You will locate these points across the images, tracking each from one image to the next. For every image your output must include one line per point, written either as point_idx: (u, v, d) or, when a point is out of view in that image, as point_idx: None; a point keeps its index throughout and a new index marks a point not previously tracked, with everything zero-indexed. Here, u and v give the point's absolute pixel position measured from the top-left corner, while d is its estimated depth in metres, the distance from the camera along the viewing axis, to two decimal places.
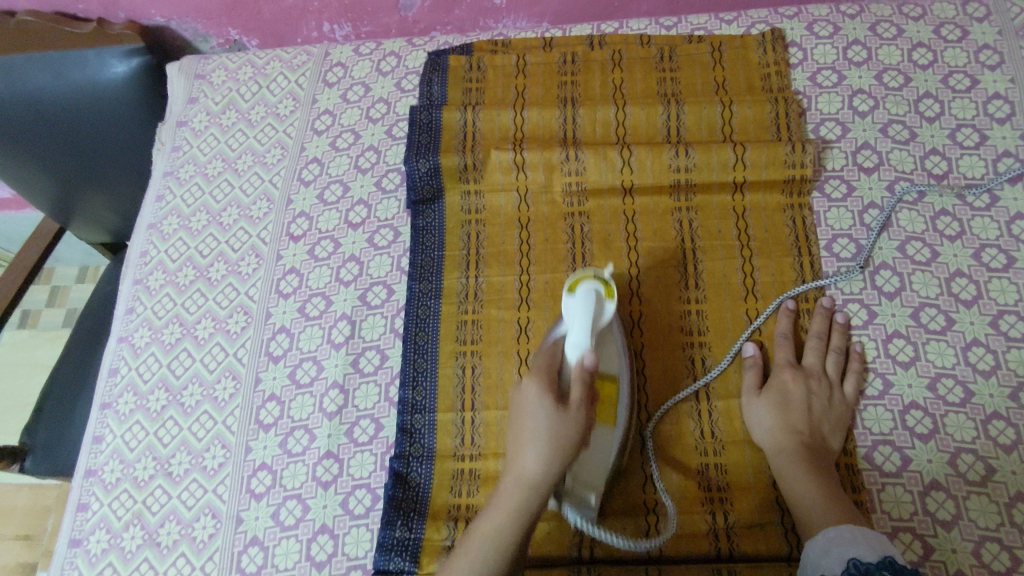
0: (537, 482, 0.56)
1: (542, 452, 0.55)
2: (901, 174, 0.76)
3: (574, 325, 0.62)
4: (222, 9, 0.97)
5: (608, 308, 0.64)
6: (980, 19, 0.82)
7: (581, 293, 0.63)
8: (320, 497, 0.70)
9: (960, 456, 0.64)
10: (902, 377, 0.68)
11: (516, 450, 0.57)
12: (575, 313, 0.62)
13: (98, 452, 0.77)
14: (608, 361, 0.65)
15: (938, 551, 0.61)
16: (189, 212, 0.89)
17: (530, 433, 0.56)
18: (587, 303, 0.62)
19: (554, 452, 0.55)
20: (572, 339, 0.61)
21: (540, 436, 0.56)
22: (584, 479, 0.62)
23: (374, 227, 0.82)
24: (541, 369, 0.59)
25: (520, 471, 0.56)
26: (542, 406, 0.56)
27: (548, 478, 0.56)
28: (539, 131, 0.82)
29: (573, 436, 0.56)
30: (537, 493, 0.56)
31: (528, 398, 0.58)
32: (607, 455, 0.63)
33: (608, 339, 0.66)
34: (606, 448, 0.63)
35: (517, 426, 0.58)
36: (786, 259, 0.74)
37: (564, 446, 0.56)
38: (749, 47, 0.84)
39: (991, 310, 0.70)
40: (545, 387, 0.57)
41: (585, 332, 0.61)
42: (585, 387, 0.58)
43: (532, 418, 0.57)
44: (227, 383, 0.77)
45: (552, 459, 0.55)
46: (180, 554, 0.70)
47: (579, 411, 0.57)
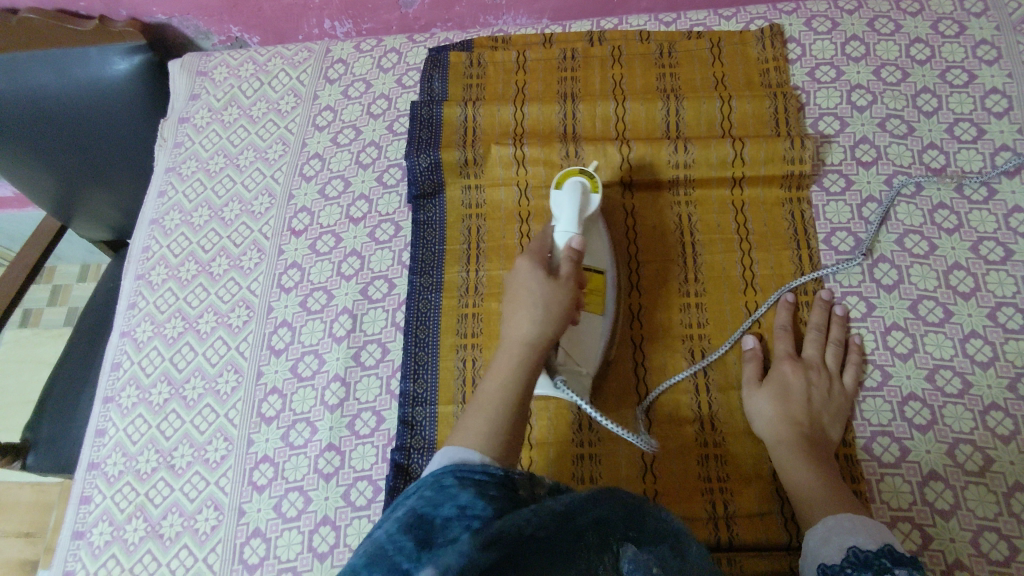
0: (536, 339, 0.57)
1: (538, 314, 0.57)
2: (899, 168, 0.77)
3: (563, 214, 0.67)
4: (223, 7, 0.97)
5: (594, 200, 0.69)
6: (978, 14, 0.83)
7: (569, 186, 0.69)
8: (322, 489, 0.70)
9: (958, 446, 0.65)
10: (901, 368, 0.69)
11: (510, 318, 0.58)
12: (562, 203, 0.68)
13: (101, 445, 0.77)
14: (593, 256, 0.70)
15: (936, 540, 0.62)
16: (191, 207, 0.89)
17: (525, 298, 0.58)
18: (574, 193, 0.68)
19: (549, 313, 0.57)
20: (560, 226, 0.66)
21: (534, 300, 0.58)
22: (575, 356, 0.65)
23: (375, 221, 0.82)
24: (533, 249, 0.63)
25: (515, 333, 0.57)
26: (535, 275, 0.59)
27: (546, 337, 0.57)
28: (539, 126, 0.83)
29: (564, 299, 0.58)
30: (537, 349, 0.57)
31: (521, 271, 0.60)
32: (594, 339, 0.68)
33: (592, 236, 0.71)
34: (594, 332, 0.68)
35: (510, 298, 0.60)
36: (785, 252, 0.74)
37: (556, 306, 0.58)
38: (747, 42, 0.85)
39: (989, 302, 0.70)
40: (537, 260, 0.61)
41: (575, 216, 0.66)
42: (574, 261, 0.61)
43: (527, 286, 0.59)
44: (229, 377, 0.77)
45: (547, 318, 0.57)
46: (183, 546, 0.70)
47: (569, 278, 0.60)
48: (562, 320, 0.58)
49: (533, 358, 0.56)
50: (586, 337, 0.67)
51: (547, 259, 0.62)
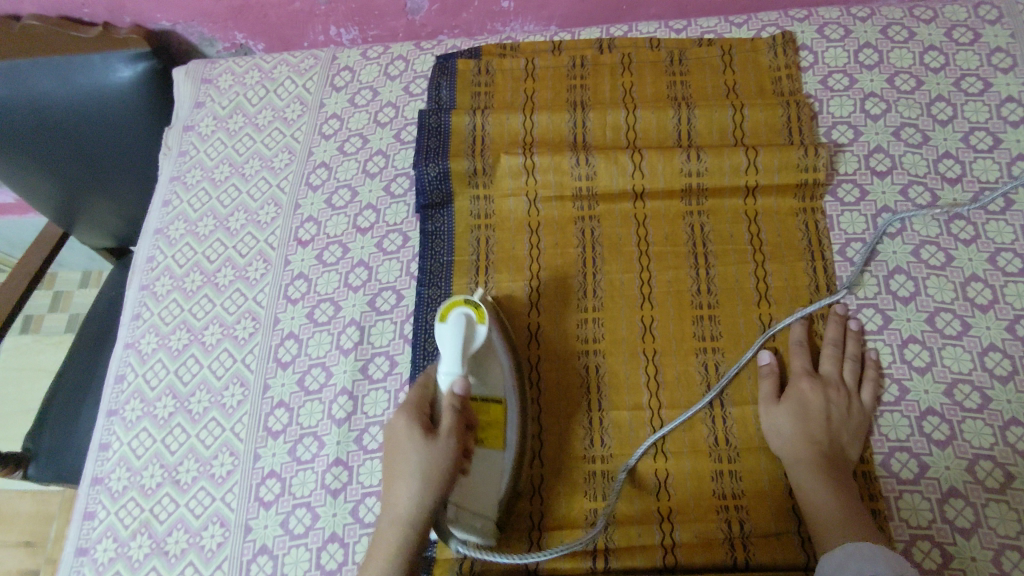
0: (412, 513, 0.57)
1: (415, 487, 0.57)
2: (914, 178, 0.76)
3: (445, 353, 0.64)
4: (228, 13, 0.96)
5: (480, 332, 0.65)
6: (992, 22, 0.82)
7: (453, 319, 0.65)
8: (330, 505, 0.69)
9: (978, 463, 0.64)
10: (919, 382, 0.67)
11: (391, 490, 0.58)
12: (444, 341, 0.65)
13: (105, 459, 0.76)
14: (487, 386, 0.67)
15: (957, 559, 0.61)
16: (196, 217, 0.88)
17: (403, 470, 0.58)
18: (456, 331, 0.64)
19: (426, 487, 0.57)
20: (443, 368, 0.63)
21: (411, 471, 0.57)
22: (470, 508, 0.63)
23: (383, 232, 0.81)
24: (411, 406, 0.61)
25: (392, 507, 0.58)
26: (412, 439, 0.59)
27: (424, 509, 0.57)
28: (549, 135, 0.82)
29: (442, 466, 0.58)
30: (415, 527, 0.57)
31: (401, 433, 0.60)
32: (493, 481, 0.64)
33: (487, 361, 0.67)
34: (494, 469, 0.65)
35: (390, 464, 0.59)
36: (799, 263, 0.73)
37: (436, 475, 0.57)
38: (759, 50, 0.84)
39: (1007, 314, 0.69)
40: (415, 420, 0.60)
41: (455, 361, 0.63)
42: (457, 410, 0.60)
43: (403, 452, 0.59)
44: (235, 390, 0.76)
45: (424, 491, 0.57)
46: (189, 563, 0.69)
47: (448, 439, 0.59)
48: (442, 486, 0.58)
49: (411, 535, 0.57)
50: (483, 482, 0.64)
51: (427, 414, 0.61)
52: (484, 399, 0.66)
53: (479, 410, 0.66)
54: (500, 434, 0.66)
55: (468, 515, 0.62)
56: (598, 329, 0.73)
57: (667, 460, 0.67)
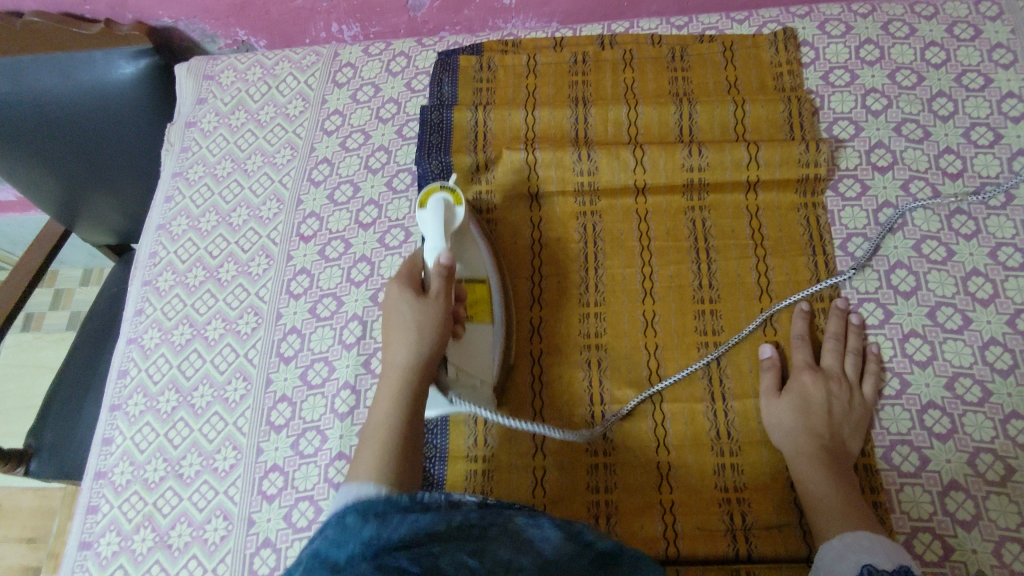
0: (413, 362, 0.59)
1: (412, 337, 0.60)
2: (915, 173, 0.76)
3: (429, 233, 0.69)
4: (231, 10, 0.96)
5: (459, 213, 0.70)
6: (993, 18, 0.82)
7: (433, 204, 0.70)
8: (333, 498, 0.69)
9: (979, 456, 0.64)
10: (920, 376, 0.68)
11: (388, 348, 0.60)
12: (428, 224, 0.69)
13: (108, 454, 0.76)
14: (470, 267, 0.71)
15: (957, 552, 0.61)
16: (198, 212, 0.88)
17: (400, 327, 0.60)
18: (436, 211, 0.69)
19: (422, 335, 0.60)
20: (429, 246, 0.68)
21: (406, 325, 0.60)
22: (466, 370, 0.67)
23: (385, 227, 0.82)
24: (400, 274, 0.64)
25: (391, 361, 0.59)
26: (404, 300, 0.61)
27: (424, 356, 0.59)
28: (550, 131, 0.82)
29: (436, 319, 0.61)
30: (416, 371, 0.59)
31: (393, 297, 0.62)
32: (485, 348, 0.69)
33: (468, 245, 0.72)
34: (484, 340, 0.69)
35: (386, 328, 0.62)
36: (800, 258, 0.74)
37: (430, 326, 0.60)
38: (760, 46, 0.84)
39: (1008, 309, 0.69)
40: (405, 283, 0.63)
41: (439, 237, 0.68)
42: (445, 274, 0.63)
43: (397, 312, 0.61)
44: (238, 385, 0.76)
45: (421, 340, 0.60)
46: (192, 556, 0.69)
47: (438, 298, 0.62)
48: (438, 336, 0.61)
49: (413, 379, 0.59)
50: (475, 351, 0.68)
51: (416, 279, 0.64)
52: (470, 279, 0.71)
53: (466, 288, 0.70)
54: (487, 308, 0.70)
55: (464, 378, 0.66)
56: (600, 323, 0.73)
57: (669, 453, 0.67)
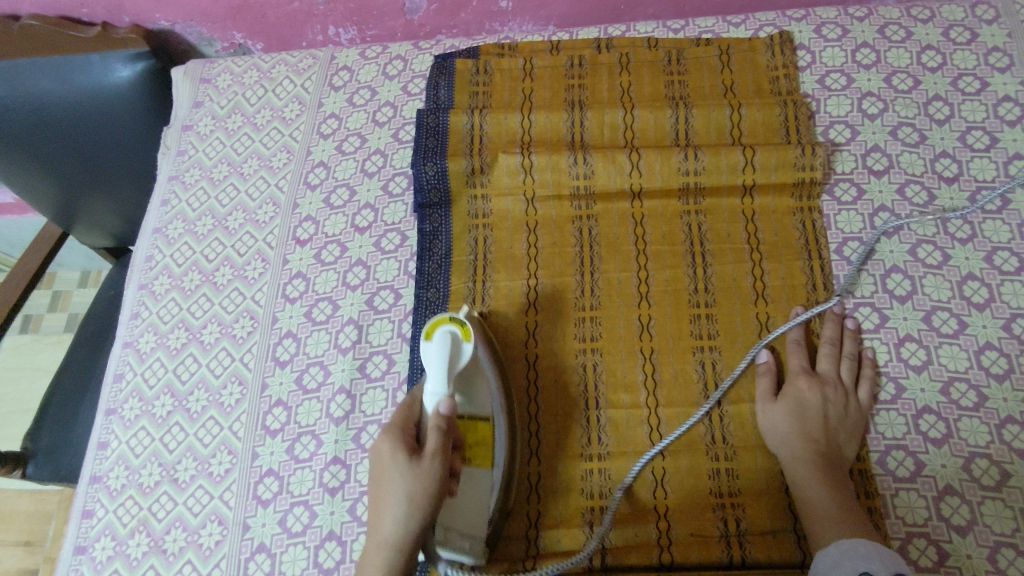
0: (398, 540, 0.56)
1: (400, 512, 0.57)
2: (911, 177, 0.76)
3: (431, 372, 0.63)
4: (227, 13, 0.96)
5: (466, 350, 0.64)
6: (989, 21, 0.82)
7: (438, 338, 0.64)
8: (327, 503, 0.69)
9: (974, 461, 0.64)
10: (915, 381, 0.68)
11: (377, 514, 0.58)
12: (430, 360, 0.63)
13: (103, 458, 0.76)
14: (474, 403, 0.66)
15: (952, 557, 0.61)
16: (194, 216, 0.88)
17: (389, 496, 0.57)
18: (441, 349, 0.63)
19: (412, 509, 0.57)
20: (429, 387, 0.62)
21: (396, 494, 0.57)
22: (457, 529, 0.62)
23: (381, 231, 0.82)
24: (395, 428, 0.61)
25: (379, 533, 0.57)
26: (396, 465, 0.58)
27: (410, 537, 0.57)
28: (546, 135, 0.82)
29: (427, 491, 0.57)
30: (402, 548, 0.56)
31: (385, 457, 0.59)
32: (480, 502, 0.63)
33: (475, 379, 0.66)
34: (483, 491, 0.64)
35: (377, 489, 0.59)
36: (796, 262, 0.73)
37: (421, 498, 0.57)
38: (757, 50, 0.84)
39: (1004, 313, 0.69)
40: (398, 442, 0.60)
41: (441, 381, 0.62)
42: (443, 434, 0.60)
43: (388, 474, 0.58)
44: (233, 389, 0.76)
45: (409, 516, 0.57)
46: (187, 561, 0.69)
47: (433, 461, 0.58)
48: (428, 513, 0.57)
49: (397, 559, 0.56)
50: (471, 503, 0.63)
51: (411, 437, 0.60)
52: (472, 418, 0.65)
53: (467, 430, 0.65)
54: (488, 454, 0.65)
55: (454, 537, 0.62)
56: (595, 328, 0.73)
57: (663, 458, 0.67)
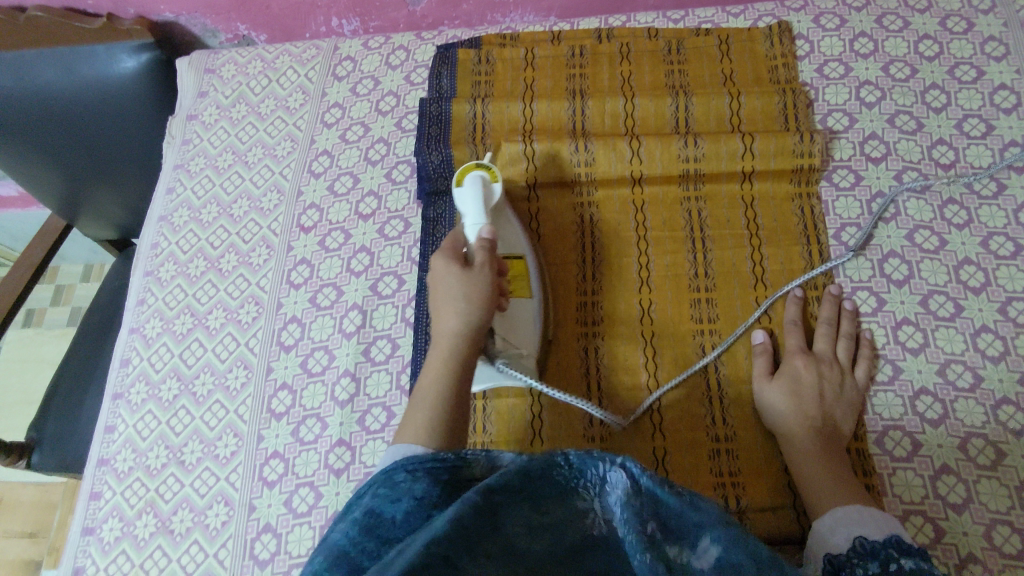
0: (463, 331, 0.60)
1: (461, 308, 0.60)
2: (908, 164, 0.77)
3: (468, 210, 0.69)
4: (231, 5, 0.97)
5: (497, 189, 0.72)
6: (986, 11, 0.83)
7: (469, 182, 0.71)
8: (333, 484, 0.70)
9: (970, 440, 0.65)
10: (912, 363, 0.69)
11: (437, 316, 0.61)
12: (465, 200, 0.70)
13: (111, 441, 0.77)
14: (506, 242, 0.72)
15: (949, 534, 0.62)
16: (200, 204, 0.89)
17: (448, 298, 0.61)
18: (474, 187, 0.70)
19: (471, 304, 0.60)
20: (469, 222, 0.69)
21: (454, 294, 0.61)
22: (515, 341, 0.68)
23: (385, 217, 0.83)
24: (445, 248, 0.65)
25: (441, 330, 0.61)
26: (450, 271, 0.62)
27: (472, 328, 0.60)
28: (548, 123, 0.83)
29: (482, 288, 0.61)
30: (466, 338, 0.60)
31: (439, 272, 0.63)
32: (529, 318, 0.69)
33: (502, 222, 0.73)
34: (527, 313, 0.70)
35: (434, 300, 0.62)
36: (794, 247, 0.74)
37: (476, 295, 0.61)
38: (756, 39, 0.85)
39: (999, 297, 0.70)
40: (449, 256, 0.63)
41: (480, 214, 0.69)
42: (488, 249, 0.64)
43: (444, 284, 0.62)
44: (239, 373, 0.77)
45: (470, 310, 0.60)
46: (193, 541, 0.70)
47: (482, 266, 0.62)
48: (485, 307, 0.61)
49: (462, 350, 0.59)
50: (519, 322, 0.69)
51: (461, 254, 0.64)
52: (509, 253, 0.72)
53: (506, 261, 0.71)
54: (525, 281, 0.71)
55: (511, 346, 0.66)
56: (597, 311, 0.74)
57: (665, 439, 0.68)
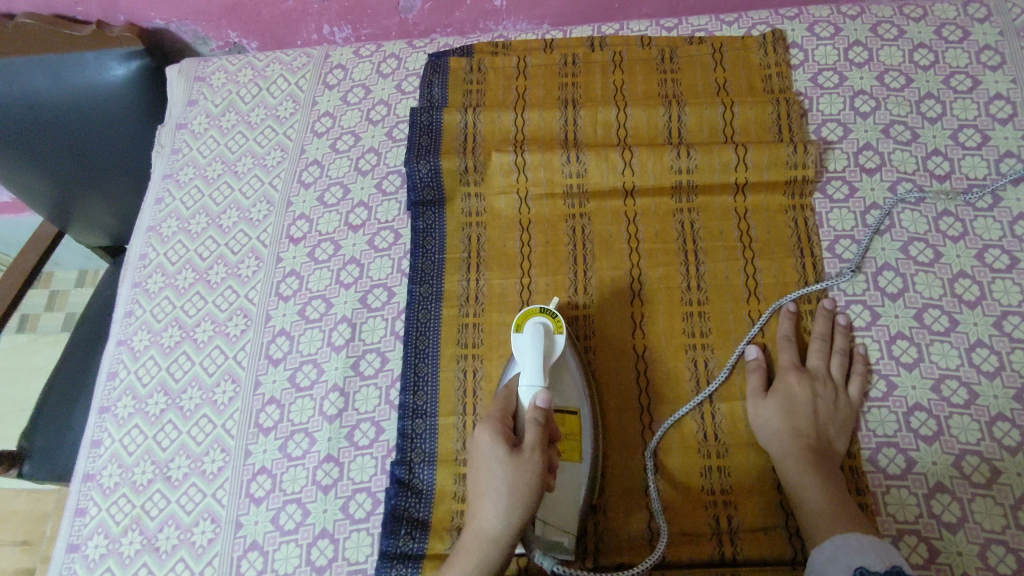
0: (499, 534, 0.55)
1: (502, 505, 0.55)
2: (903, 175, 0.76)
3: (526, 364, 0.63)
4: (222, 12, 0.96)
5: (560, 342, 0.66)
6: (982, 19, 0.82)
7: (530, 329, 0.65)
8: (320, 501, 0.69)
9: (964, 458, 0.64)
10: (907, 378, 0.68)
11: (477, 504, 0.56)
12: (524, 350, 0.64)
13: (97, 456, 0.76)
14: (562, 395, 0.66)
15: (943, 554, 0.61)
16: (188, 214, 0.88)
17: (489, 490, 0.55)
18: (536, 339, 0.64)
19: (513, 502, 0.54)
20: (525, 378, 0.62)
21: (497, 487, 0.55)
22: (555, 523, 0.63)
23: (374, 229, 0.82)
24: (494, 417, 0.59)
25: (479, 523, 0.56)
26: (497, 454, 0.56)
27: (510, 529, 0.55)
28: (540, 133, 0.82)
29: (529, 486, 0.54)
30: (500, 544, 0.55)
31: (484, 450, 0.57)
32: (575, 491, 0.64)
33: (562, 375, 0.67)
34: (573, 482, 0.64)
35: (477, 479, 0.57)
36: (788, 260, 0.74)
37: (521, 492, 0.54)
38: (750, 48, 0.84)
39: (994, 311, 0.69)
40: (497, 434, 0.57)
41: (538, 373, 0.62)
42: (540, 424, 0.57)
43: (488, 469, 0.56)
44: (227, 387, 0.77)
45: (511, 512, 0.54)
46: (180, 558, 0.69)
47: (532, 456, 0.56)
48: (529, 507, 0.55)
49: (494, 553, 0.55)
50: (564, 496, 0.63)
51: (511, 430, 0.58)
52: (561, 409, 0.66)
53: (560, 422, 0.65)
54: (578, 447, 0.65)
55: (550, 531, 0.62)
56: (589, 325, 0.74)
57: (656, 457, 0.67)
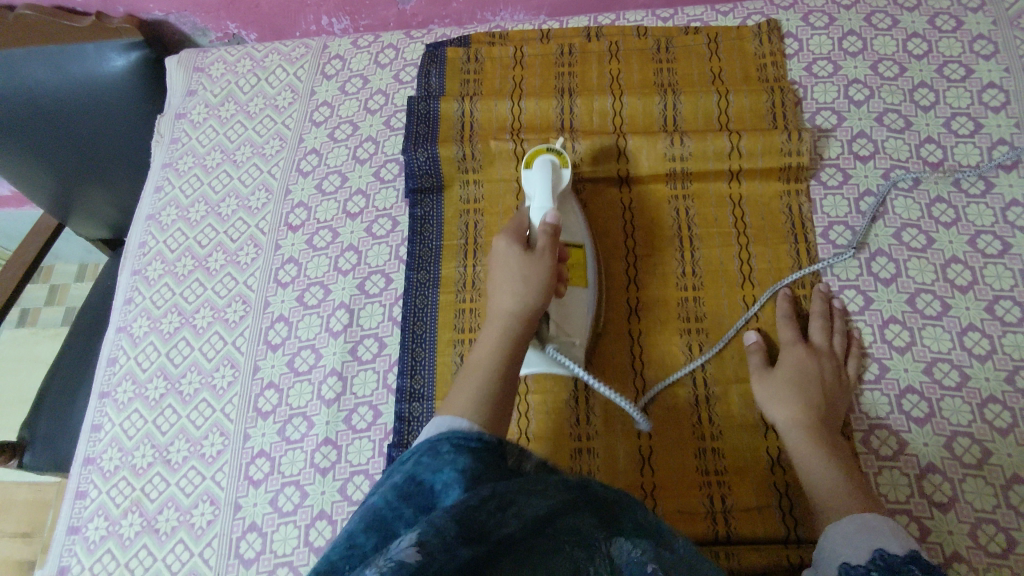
0: (519, 311, 0.62)
1: (518, 288, 0.62)
2: (896, 162, 0.77)
3: (535, 192, 0.70)
4: (221, 3, 0.97)
5: (566, 174, 0.72)
6: (975, 9, 0.83)
7: (539, 165, 0.72)
8: (318, 483, 0.70)
9: (956, 439, 0.65)
10: (899, 361, 0.69)
11: (495, 294, 0.64)
12: (532, 181, 0.71)
13: (97, 440, 0.77)
14: (569, 230, 0.72)
15: (934, 533, 0.62)
16: (188, 202, 0.89)
17: (507, 279, 0.63)
18: (543, 171, 0.70)
19: (528, 284, 0.62)
20: (533, 205, 0.69)
21: (515, 275, 0.63)
22: (568, 330, 0.68)
23: (372, 217, 0.82)
24: (509, 230, 0.67)
25: (499, 308, 0.63)
26: (513, 254, 0.64)
27: (527, 308, 0.62)
28: (536, 121, 0.82)
29: (541, 275, 0.63)
30: (520, 319, 0.62)
31: (501, 255, 0.64)
32: (583, 309, 0.70)
33: (568, 208, 0.73)
34: (583, 302, 0.70)
35: (495, 278, 0.65)
36: (782, 245, 0.74)
37: (535, 278, 0.62)
38: (745, 37, 0.85)
39: (986, 295, 0.70)
40: (513, 240, 0.65)
41: (546, 195, 0.69)
42: (550, 235, 0.65)
43: (507, 265, 0.64)
44: (226, 371, 0.77)
45: (527, 292, 0.62)
46: (179, 540, 0.70)
47: (544, 254, 0.64)
48: (543, 293, 0.62)
49: (515, 327, 0.61)
50: (574, 310, 0.69)
51: (524, 237, 0.66)
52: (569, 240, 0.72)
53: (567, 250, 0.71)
54: (584, 271, 0.71)
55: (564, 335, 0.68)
56: None
57: (651, 437, 0.68)
